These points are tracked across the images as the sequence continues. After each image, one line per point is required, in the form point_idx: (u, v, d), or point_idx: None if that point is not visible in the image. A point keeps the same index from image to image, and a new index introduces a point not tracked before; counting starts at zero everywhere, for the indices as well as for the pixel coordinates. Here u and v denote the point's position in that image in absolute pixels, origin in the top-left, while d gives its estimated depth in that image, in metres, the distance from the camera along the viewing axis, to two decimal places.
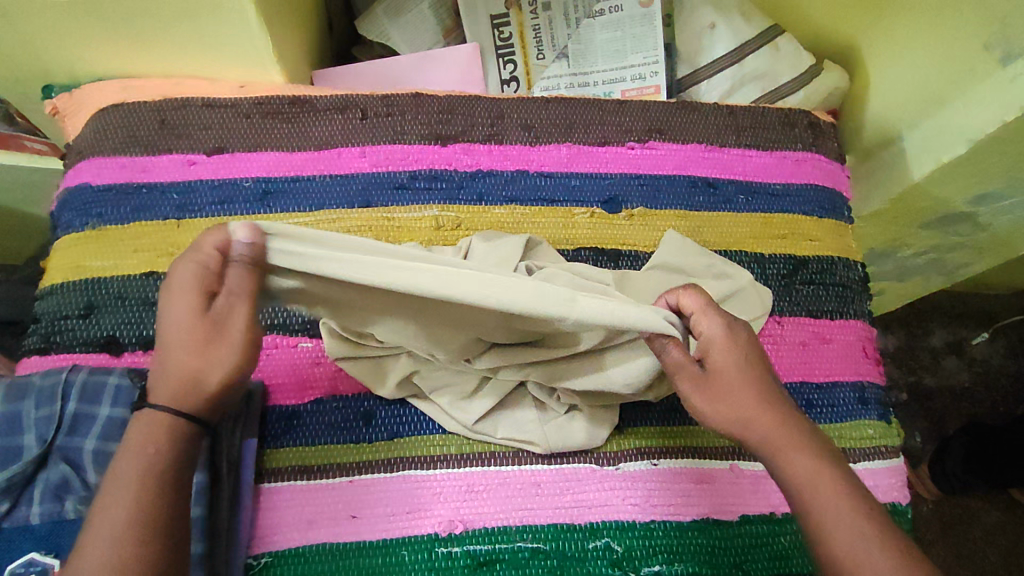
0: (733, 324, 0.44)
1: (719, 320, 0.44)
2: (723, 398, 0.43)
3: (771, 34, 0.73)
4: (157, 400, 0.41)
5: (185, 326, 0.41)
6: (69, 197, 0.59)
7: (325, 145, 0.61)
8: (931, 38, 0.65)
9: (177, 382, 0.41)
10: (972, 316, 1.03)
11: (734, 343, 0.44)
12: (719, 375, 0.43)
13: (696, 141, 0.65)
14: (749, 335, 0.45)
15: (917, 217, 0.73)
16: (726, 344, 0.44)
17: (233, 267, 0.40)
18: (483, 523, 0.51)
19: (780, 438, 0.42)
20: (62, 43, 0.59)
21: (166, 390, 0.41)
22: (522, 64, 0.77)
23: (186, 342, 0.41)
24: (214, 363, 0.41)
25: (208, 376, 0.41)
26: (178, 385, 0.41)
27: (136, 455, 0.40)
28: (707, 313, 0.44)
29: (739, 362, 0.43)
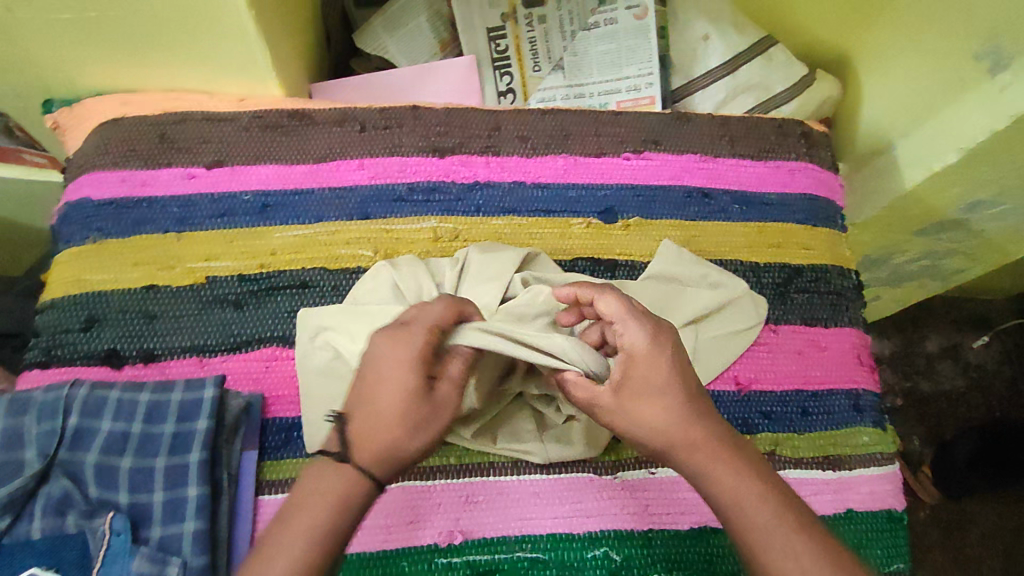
0: (659, 341, 0.43)
1: (639, 334, 0.44)
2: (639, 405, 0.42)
3: (764, 46, 0.74)
4: (361, 460, 0.42)
5: (403, 397, 0.43)
6: (69, 211, 0.59)
7: (324, 157, 0.61)
8: (922, 47, 0.66)
9: (383, 447, 0.42)
10: (966, 322, 1.04)
11: (652, 358, 0.43)
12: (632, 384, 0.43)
13: (691, 151, 0.66)
14: (674, 350, 0.44)
15: (911, 225, 0.74)
16: (649, 358, 0.43)
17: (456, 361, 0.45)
18: (483, 533, 0.51)
19: (723, 453, 0.42)
20: (65, 58, 0.60)
21: (369, 450, 0.42)
22: (517, 76, 0.78)
23: (400, 411, 0.43)
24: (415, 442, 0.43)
25: (405, 450, 0.43)
26: (380, 450, 0.42)
27: (318, 507, 0.40)
28: (627, 324, 0.44)
29: (656, 380, 0.43)
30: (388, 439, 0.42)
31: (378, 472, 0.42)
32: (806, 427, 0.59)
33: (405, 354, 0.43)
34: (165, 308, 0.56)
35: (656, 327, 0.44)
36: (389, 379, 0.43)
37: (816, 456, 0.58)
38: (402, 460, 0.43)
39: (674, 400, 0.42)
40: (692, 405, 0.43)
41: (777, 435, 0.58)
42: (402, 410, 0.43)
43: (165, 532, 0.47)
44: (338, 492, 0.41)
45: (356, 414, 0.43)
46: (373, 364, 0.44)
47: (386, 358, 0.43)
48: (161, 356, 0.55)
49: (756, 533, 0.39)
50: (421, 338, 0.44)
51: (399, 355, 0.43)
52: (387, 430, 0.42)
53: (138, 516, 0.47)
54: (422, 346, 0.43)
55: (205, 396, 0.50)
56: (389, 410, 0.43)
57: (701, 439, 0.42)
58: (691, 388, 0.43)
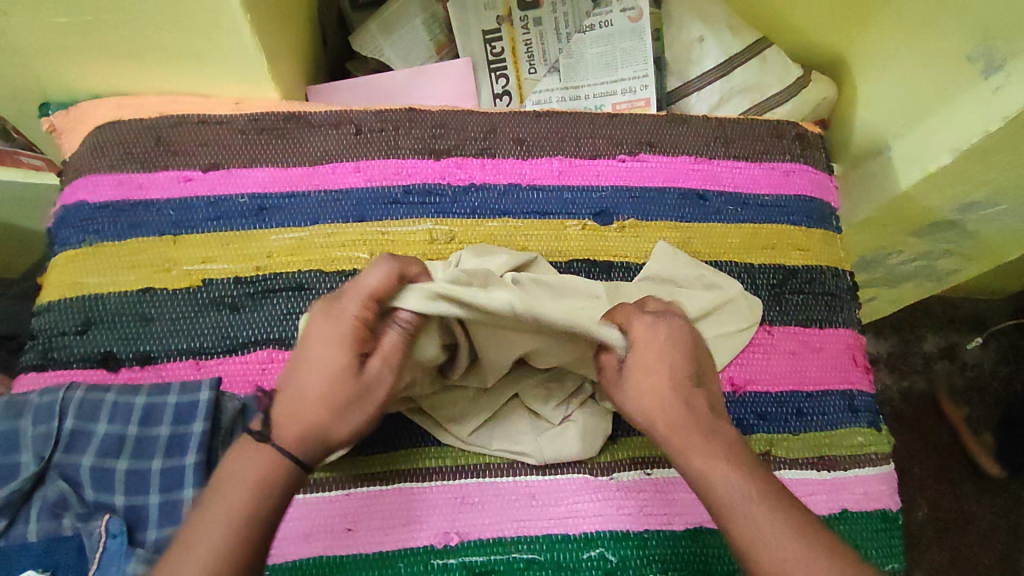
0: (657, 326, 0.48)
1: (641, 325, 0.48)
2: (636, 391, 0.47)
3: (759, 48, 0.74)
4: (283, 439, 0.42)
5: (327, 375, 0.44)
6: (66, 214, 0.59)
7: (320, 160, 0.61)
8: (916, 49, 0.67)
9: (306, 426, 0.43)
10: (962, 322, 1.04)
11: (652, 346, 0.47)
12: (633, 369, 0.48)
13: (685, 153, 0.66)
14: (670, 338, 0.48)
15: (906, 225, 0.74)
16: (647, 343, 0.47)
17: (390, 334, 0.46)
18: (479, 534, 0.51)
19: (700, 434, 0.44)
20: (60, 61, 0.60)
21: (293, 430, 0.43)
22: (513, 78, 0.78)
23: (326, 392, 0.44)
24: (342, 422, 0.44)
25: (330, 430, 0.44)
26: (302, 430, 0.43)
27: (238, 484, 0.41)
28: (631, 318, 0.49)
29: (653, 363, 0.47)
30: (312, 419, 0.43)
31: (301, 452, 0.43)
32: (800, 428, 0.59)
33: (335, 331, 0.45)
34: (161, 311, 0.56)
35: (658, 317, 0.49)
36: (318, 358, 0.44)
37: (811, 457, 0.58)
38: (327, 440, 0.44)
39: (665, 381, 0.46)
40: (682, 388, 0.46)
41: (772, 436, 0.58)
42: (328, 387, 0.44)
43: (162, 534, 0.47)
44: (254, 476, 0.41)
45: (284, 392, 0.44)
46: (306, 339, 0.45)
47: (319, 335, 0.45)
48: (157, 358, 0.55)
49: (732, 515, 0.41)
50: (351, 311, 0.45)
51: (331, 333, 0.45)
52: (312, 410, 0.43)
53: (134, 519, 0.47)
54: (354, 323, 0.45)
55: (200, 399, 0.50)
56: (315, 388, 0.44)
57: (683, 419, 0.45)
58: (682, 373, 0.47)
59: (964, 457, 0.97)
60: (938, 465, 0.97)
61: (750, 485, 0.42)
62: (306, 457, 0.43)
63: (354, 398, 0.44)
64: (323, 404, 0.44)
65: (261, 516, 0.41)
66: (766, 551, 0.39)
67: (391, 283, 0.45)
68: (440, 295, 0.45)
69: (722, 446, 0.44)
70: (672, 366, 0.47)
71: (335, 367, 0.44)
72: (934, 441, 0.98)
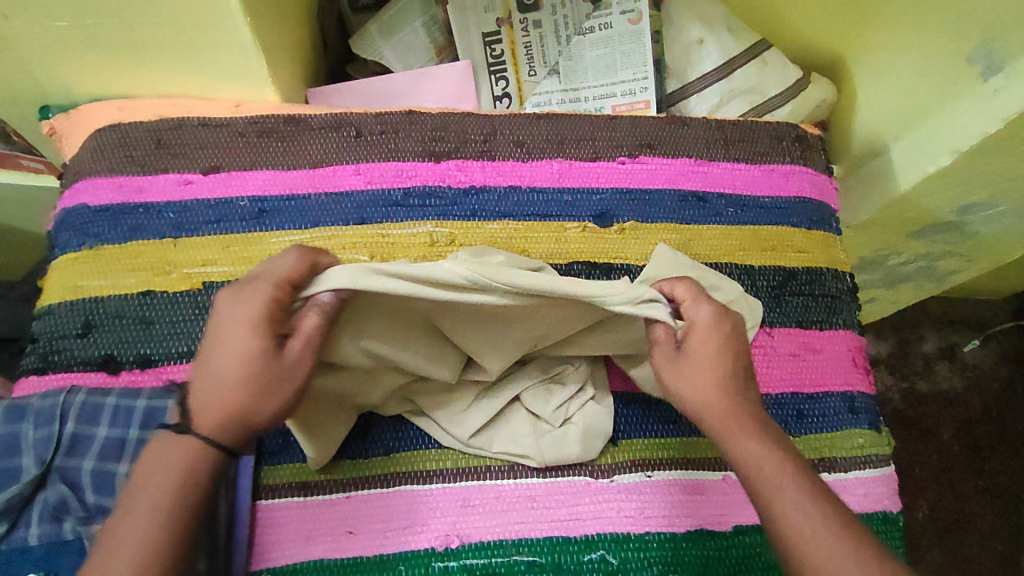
0: (722, 315, 0.48)
1: (707, 311, 0.48)
2: (695, 381, 0.47)
3: (759, 50, 0.74)
4: (203, 428, 0.43)
5: (241, 360, 0.43)
6: (66, 217, 0.59)
7: (320, 163, 0.61)
8: (917, 50, 0.67)
9: (226, 413, 0.43)
10: (963, 323, 1.04)
11: (713, 334, 0.47)
12: (696, 356, 0.47)
13: (685, 155, 0.66)
14: (734, 331, 0.48)
15: (906, 227, 0.74)
16: (710, 331, 0.47)
17: (309, 314, 0.44)
18: (480, 537, 0.51)
19: (748, 425, 0.46)
20: (60, 65, 0.60)
21: (214, 418, 0.43)
22: (513, 80, 0.78)
23: (242, 378, 0.43)
24: (263, 405, 0.43)
25: (254, 415, 0.43)
26: (223, 415, 0.43)
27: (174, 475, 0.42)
28: (698, 301, 0.48)
29: (712, 351, 0.47)
30: (232, 405, 0.43)
31: (223, 439, 0.43)
32: (800, 429, 0.59)
33: (247, 315, 0.43)
34: (161, 314, 0.56)
35: (724, 308, 0.49)
36: (229, 341, 0.43)
37: (812, 459, 0.58)
38: (251, 425, 0.44)
39: (722, 370, 0.47)
40: (736, 379, 0.47)
41: None
42: (242, 372, 0.43)
43: None
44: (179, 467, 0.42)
45: (201, 377, 0.44)
46: (216, 322, 0.44)
47: (228, 318, 0.43)
48: (157, 361, 0.55)
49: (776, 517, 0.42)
50: (263, 293, 0.43)
51: (245, 317, 0.43)
52: (229, 396, 0.43)
53: None
54: (265, 304, 0.43)
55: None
56: (232, 373, 0.43)
57: (734, 408, 0.46)
58: (738, 366, 0.47)
59: (965, 458, 0.98)
60: (938, 466, 0.97)
61: (793, 480, 0.43)
62: (229, 442, 0.43)
63: (274, 381, 0.43)
64: (243, 389, 0.43)
65: (191, 505, 0.42)
66: (807, 544, 0.40)
67: (304, 264, 0.45)
68: (364, 274, 0.43)
69: (769, 438, 0.45)
70: (730, 356, 0.47)
71: (249, 351, 0.43)
72: (935, 442, 0.98)
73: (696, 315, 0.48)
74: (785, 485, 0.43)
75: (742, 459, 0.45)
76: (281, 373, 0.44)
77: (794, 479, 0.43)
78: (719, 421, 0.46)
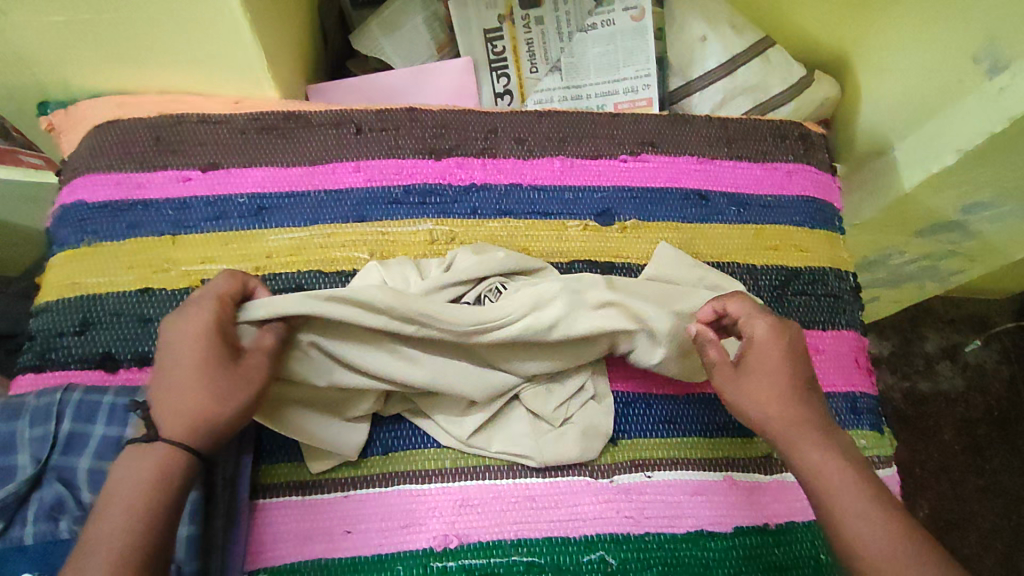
0: (780, 331, 0.48)
1: (763, 326, 0.48)
2: (756, 400, 0.47)
3: (762, 46, 0.74)
4: (172, 436, 0.42)
5: (201, 368, 0.44)
6: (65, 213, 0.59)
7: (320, 160, 0.61)
8: (923, 47, 0.66)
9: (190, 418, 0.43)
10: (966, 323, 1.04)
11: (773, 347, 0.48)
12: (754, 374, 0.47)
13: (688, 153, 0.66)
14: (793, 343, 0.48)
15: (909, 226, 0.74)
16: (769, 344, 0.48)
17: (268, 333, 0.48)
18: (478, 537, 0.51)
19: (811, 433, 0.45)
20: (60, 61, 0.60)
21: (179, 423, 0.43)
22: (515, 77, 0.78)
23: (207, 383, 0.43)
24: (228, 408, 0.44)
25: (218, 416, 0.43)
26: (191, 421, 0.43)
27: (168, 477, 0.42)
28: (753, 317, 0.49)
29: (774, 365, 0.47)
30: (195, 408, 0.43)
31: (193, 443, 0.43)
32: None
33: (198, 325, 0.45)
34: (159, 311, 0.56)
35: (781, 321, 0.49)
36: (186, 353, 0.44)
37: None
38: (218, 428, 0.43)
39: (779, 386, 0.47)
40: (796, 395, 0.46)
41: None
42: (204, 380, 0.43)
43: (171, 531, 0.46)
44: (175, 466, 0.42)
45: (160, 392, 0.43)
46: (167, 340, 0.45)
47: (183, 332, 0.45)
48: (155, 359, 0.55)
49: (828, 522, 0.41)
50: (210, 309, 0.46)
51: (200, 328, 0.45)
52: (192, 401, 0.43)
53: None
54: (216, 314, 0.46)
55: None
56: (193, 381, 0.43)
57: (798, 419, 0.46)
58: (797, 381, 0.47)
59: (966, 458, 0.97)
60: (939, 466, 0.97)
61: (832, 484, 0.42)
62: (199, 447, 0.43)
63: (236, 384, 0.44)
64: (207, 394, 0.43)
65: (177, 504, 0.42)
66: None
67: (237, 284, 0.48)
68: (298, 301, 0.48)
69: (835, 451, 0.44)
70: (793, 368, 0.47)
71: (207, 359, 0.44)
72: (936, 443, 0.98)
73: (751, 330, 0.49)
74: (850, 493, 0.42)
75: (808, 471, 0.44)
76: (243, 377, 0.45)
77: (846, 488, 0.42)
78: (785, 432, 0.45)
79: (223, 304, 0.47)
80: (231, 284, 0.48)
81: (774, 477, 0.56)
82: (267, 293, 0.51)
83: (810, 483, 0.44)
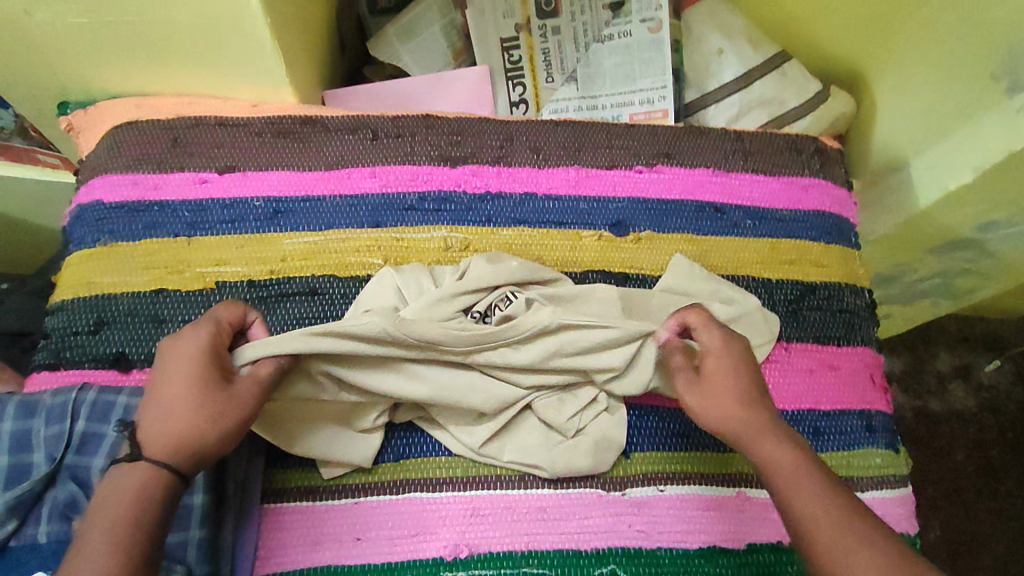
0: (731, 340, 0.51)
1: (713, 332, 0.51)
2: (716, 403, 0.49)
3: (779, 60, 0.74)
4: (155, 456, 0.42)
5: (190, 389, 0.44)
6: (82, 213, 0.59)
7: (336, 165, 0.61)
8: (944, 63, 0.65)
9: (173, 437, 0.42)
10: (979, 343, 1.03)
11: (724, 353, 0.50)
12: (714, 381, 0.49)
13: (703, 165, 0.65)
14: (744, 351, 0.51)
15: (924, 243, 0.73)
16: (721, 354, 0.50)
17: (268, 361, 0.47)
18: (489, 548, 0.51)
19: (772, 429, 0.47)
20: (80, 63, 0.60)
21: (162, 443, 0.42)
22: (531, 87, 0.78)
23: (194, 405, 0.43)
24: (212, 431, 0.43)
25: (203, 437, 0.43)
26: (173, 442, 0.42)
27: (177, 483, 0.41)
28: (707, 327, 0.51)
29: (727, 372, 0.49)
30: (181, 427, 0.43)
31: (175, 464, 0.42)
32: (817, 447, 0.57)
33: (192, 347, 0.45)
34: (174, 312, 0.56)
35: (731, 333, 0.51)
36: (178, 373, 0.44)
37: None
38: (201, 449, 0.43)
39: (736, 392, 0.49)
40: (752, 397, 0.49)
41: None
42: (192, 401, 0.43)
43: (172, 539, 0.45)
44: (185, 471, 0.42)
45: (148, 412, 0.43)
46: (162, 361, 0.45)
47: (178, 352, 0.45)
48: None
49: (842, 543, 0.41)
50: (206, 333, 0.46)
51: (198, 349, 0.45)
52: (180, 422, 0.43)
53: None
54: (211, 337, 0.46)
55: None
56: (181, 401, 0.43)
57: (752, 417, 0.47)
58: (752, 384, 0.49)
59: (979, 480, 0.96)
60: (951, 487, 0.96)
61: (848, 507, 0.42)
62: (182, 468, 0.42)
63: (224, 407, 0.44)
64: (193, 416, 0.43)
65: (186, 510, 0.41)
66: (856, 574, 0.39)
67: (238, 313, 0.48)
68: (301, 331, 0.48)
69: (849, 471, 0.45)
70: (747, 375, 0.50)
71: (198, 381, 0.44)
72: (947, 463, 0.97)
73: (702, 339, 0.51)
74: (806, 481, 0.43)
75: (765, 462, 0.46)
76: (232, 401, 0.44)
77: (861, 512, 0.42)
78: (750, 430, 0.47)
79: (218, 333, 0.46)
80: (233, 311, 0.48)
81: None
82: (264, 330, 0.50)
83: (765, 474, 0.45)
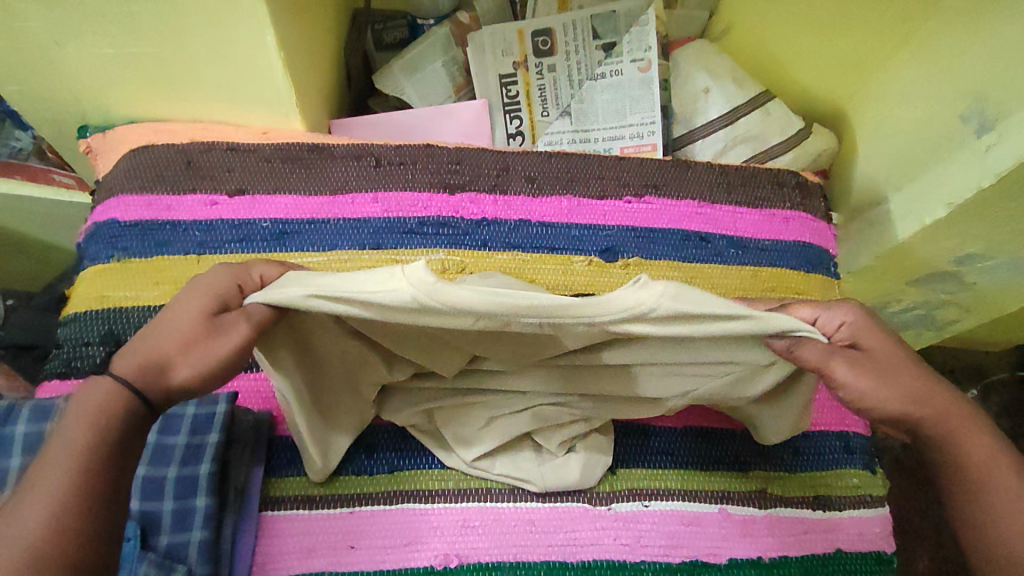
0: (869, 315, 0.44)
1: (854, 312, 0.44)
2: (891, 385, 0.42)
3: (763, 99, 0.78)
4: (119, 368, 0.39)
5: (187, 319, 0.41)
6: (97, 231, 0.62)
7: (340, 190, 0.64)
8: (916, 105, 0.69)
9: (144, 356, 0.40)
10: (962, 374, 1.05)
11: (877, 332, 0.43)
12: (881, 360, 0.43)
13: (689, 198, 0.69)
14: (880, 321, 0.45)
15: (905, 273, 0.76)
16: (869, 330, 0.43)
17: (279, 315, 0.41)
18: (478, 558, 0.53)
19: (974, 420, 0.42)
20: (102, 90, 0.64)
21: (134, 359, 0.39)
22: (527, 119, 0.83)
23: (181, 333, 0.40)
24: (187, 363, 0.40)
25: (175, 365, 0.40)
26: (142, 361, 0.39)
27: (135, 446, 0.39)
28: (831, 307, 0.44)
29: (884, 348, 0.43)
30: (161, 349, 0.40)
31: (134, 382, 0.39)
32: (796, 466, 0.59)
33: (211, 284, 0.42)
34: None
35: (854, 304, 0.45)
36: (187, 302, 0.42)
37: (805, 496, 0.59)
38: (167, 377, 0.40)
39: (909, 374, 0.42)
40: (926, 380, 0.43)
41: (768, 474, 0.59)
42: (183, 330, 0.40)
43: (172, 539, 0.48)
44: None
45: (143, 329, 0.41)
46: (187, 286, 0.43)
47: (198, 284, 0.43)
48: None
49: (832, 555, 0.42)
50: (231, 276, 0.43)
51: (212, 289, 0.42)
52: (160, 343, 0.40)
53: (148, 524, 0.48)
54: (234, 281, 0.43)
55: (185, 411, 0.52)
56: (173, 325, 0.41)
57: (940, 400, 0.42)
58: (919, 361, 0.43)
59: None
60: None
61: None
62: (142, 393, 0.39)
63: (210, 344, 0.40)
64: (173, 340, 0.40)
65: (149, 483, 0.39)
66: None
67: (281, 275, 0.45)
68: (312, 278, 0.39)
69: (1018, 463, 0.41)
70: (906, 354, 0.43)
71: (199, 314, 0.41)
72: None
73: (836, 330, 0.44)
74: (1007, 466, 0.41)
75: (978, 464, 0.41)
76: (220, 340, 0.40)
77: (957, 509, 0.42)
78: (948, 420, 0.42)
79: (247, 284, 0.43)
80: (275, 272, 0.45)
81: (767, 512, 0.57)
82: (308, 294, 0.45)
83: (961, 472, 0.42)
